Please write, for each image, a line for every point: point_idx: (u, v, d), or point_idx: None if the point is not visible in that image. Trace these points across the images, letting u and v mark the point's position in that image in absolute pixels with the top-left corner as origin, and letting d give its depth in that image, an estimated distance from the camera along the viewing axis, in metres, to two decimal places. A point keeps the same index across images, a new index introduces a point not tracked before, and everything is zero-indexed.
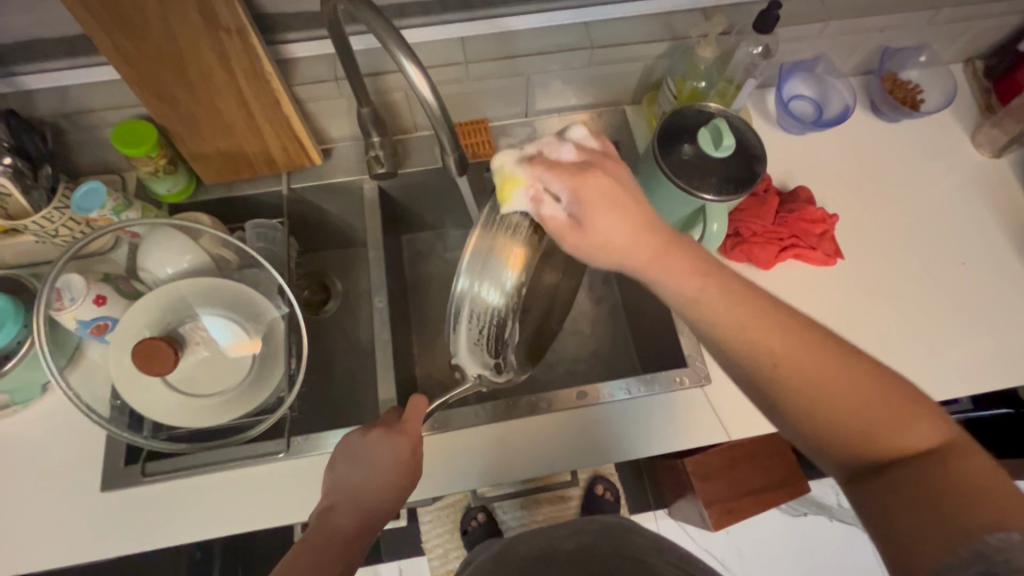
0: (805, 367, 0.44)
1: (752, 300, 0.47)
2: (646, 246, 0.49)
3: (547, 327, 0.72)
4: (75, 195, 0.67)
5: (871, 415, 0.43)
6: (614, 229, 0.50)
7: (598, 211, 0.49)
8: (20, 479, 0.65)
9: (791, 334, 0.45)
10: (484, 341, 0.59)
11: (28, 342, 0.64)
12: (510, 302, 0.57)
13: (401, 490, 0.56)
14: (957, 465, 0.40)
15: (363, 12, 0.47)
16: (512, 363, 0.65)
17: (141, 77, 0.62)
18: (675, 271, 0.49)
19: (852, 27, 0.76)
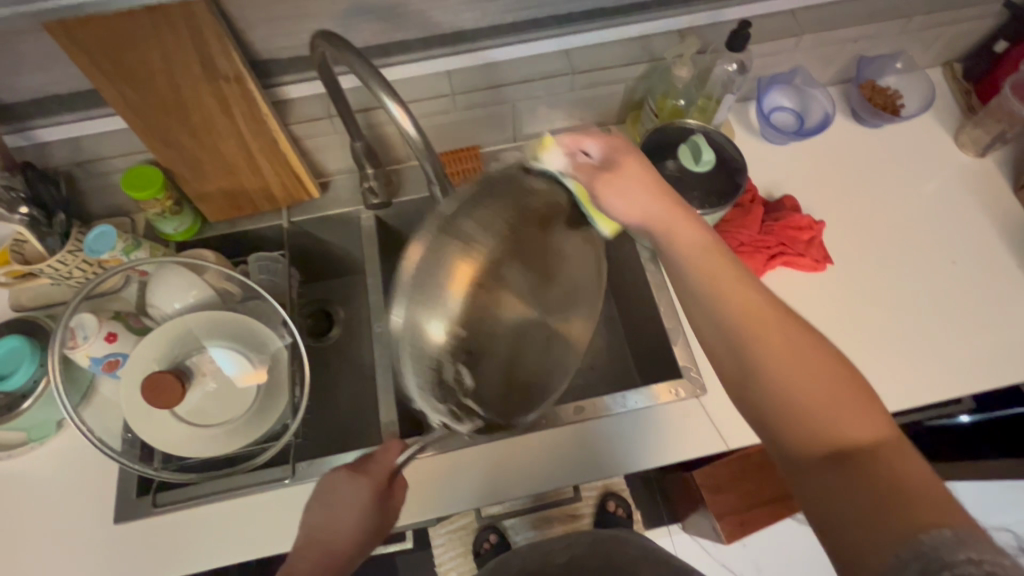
0: (783, 343, 0.48)
1: (735, 272, 0.53)
2: (659, 216, 0.56)
3: (546, 374, 0.56)
4: (88, 238, 0.70)
5: (832, 400, 0.45)
6: (630, 189, 0.55)
7: (623, 162, 0.56)
8: (37, 514, 0.67)
9: (765, 312, 0.50)
10: (433, 381, 0.50)
11: (43, 381, 0.67)
12: (446, 347, 0.49)
13: (371, 535, 0.56)
14: (904, 463, 0.42)
15: (346, 56, 0.50)
16: (478, 409, 0.53)
17: (146, 126, 0.66)
18: (678, 241, 0.55)
19: (826, 38, 0.79)
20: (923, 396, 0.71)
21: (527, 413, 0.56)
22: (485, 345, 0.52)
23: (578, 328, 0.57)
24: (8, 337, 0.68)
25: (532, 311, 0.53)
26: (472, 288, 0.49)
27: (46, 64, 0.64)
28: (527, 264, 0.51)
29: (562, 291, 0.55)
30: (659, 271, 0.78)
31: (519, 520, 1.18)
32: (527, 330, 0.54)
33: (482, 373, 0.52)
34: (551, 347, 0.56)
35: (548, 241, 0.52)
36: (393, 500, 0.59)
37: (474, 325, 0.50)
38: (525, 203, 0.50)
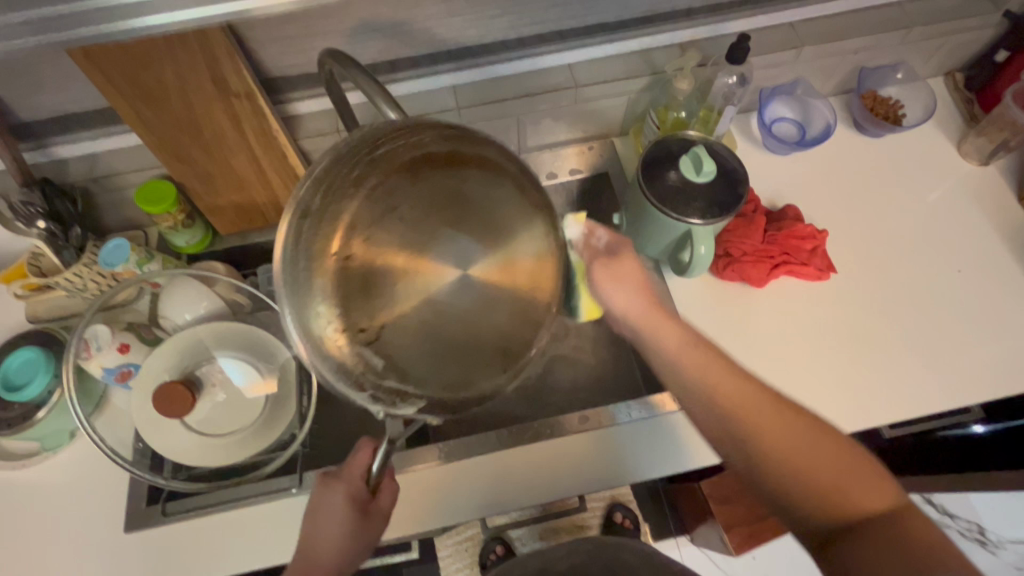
0: (793, 437, 0.49)
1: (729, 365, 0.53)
2: (643, 318, 0.56)
3: (492, 332, 0.46)
4: (102, 251, 0.72)
5: (848, 480, 0.47)
6: (625, 289, 0.57)
7: (624, 258, 0.58)
8: (49, 523, 0.68)
9: (766, 397, 0.51)
10: (341, 366, 0.43)
11: (58, 391, 0.68)
12: (341, 326, 0.43)
13: (357, 541, 0.56)
14: (915, 523, 0.45)
15: (353, 73, 0.51)
16: (410, 387, 0.45)
17: (160, 141, 0.68)
18: (658, 347, 0.55)
19: (827, 50, 0.80)
20: (930, 406, 0.71)
21: (484, 377, 0.46)
22: (384, 318, 0.44)
23: (522, 270, 0.46)
24: (23, 348, 0.70)
25: (430, 265, 0.44)
26: (350, 248, 0.43)
27: (65, 84, 0.67)
28: (406, 220, 0.44)
29: (473, 235, 0.45)
30: (663, 281, 0.78)
31: (526, 530, 1.18)
32: (438, 292, 0.45)
33: (396, 348, 0.44)
34: (492, 297, 0.46)
35: (424, 191, 0.44)
36: (378, 502, 0.59)
37: (364, 297, 0.43)
38: (377, 156, 0.44)
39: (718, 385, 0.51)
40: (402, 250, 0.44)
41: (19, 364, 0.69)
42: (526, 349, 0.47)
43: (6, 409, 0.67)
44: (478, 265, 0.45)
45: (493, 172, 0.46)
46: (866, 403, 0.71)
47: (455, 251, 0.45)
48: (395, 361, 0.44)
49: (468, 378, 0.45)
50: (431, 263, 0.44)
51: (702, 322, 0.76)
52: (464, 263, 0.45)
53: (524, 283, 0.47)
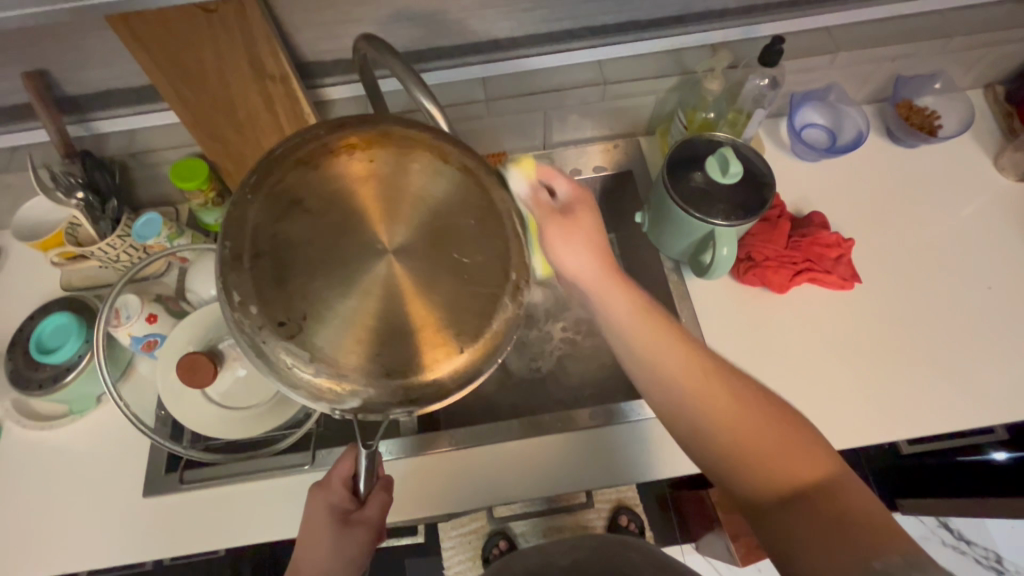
0: (729, 411, 0.50)
1: (660, 320, 0.54)
2: (593, 279, 0.55)
3: (444, 307, 0.44)
4: (136, 224, 0.75)
5: (778, 448, 0.48)
6: (575, 252, 0.56)
7: (579, 213, 0.57)
8: (73, 482, 0.71)
9: (698, 361, 0.52)
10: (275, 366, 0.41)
11: (87, 356, 0.69)
12: (268, 319, 0.41)
13: (350, 555, 0.54)
14: (846, 496, 0.45)
15: (387, 58, 0.52)
16: (348, 379, 0.41)
17: (198, 123, 0.70)
18: (609, 310, 0.55)
19: (864, 56, 0.78)
20: (949, 423, 0.69)
21: (443, 357, 0.43)
22: (312, 307, 0.42)
23: (467, 240, 0.46)
24: (58, 313, 0.72)
25: (355, 248, 0.44)
26: (271, 243, 0.42)
27: (109, 60, 0.69)
28: (322, 211, 0.44)
29: (400, 215, 0.45)
30: (682, 283, 0.78)
31: (529, 526, 1.16)
32: (368, 273, 0.43)
33: (330, 339, 0.42)
34: (438, 274, 0.44)
35: (335, 182, 0.44)
36: (366, 512, 0.56)
37: (280, 290, 0.42)
38: (274, 155, 0.44)
39: (664, 354, 0.52)
40: (323, 236, 0.43)
41: (52, 329, 0.72)
42: (480, 323, 0.44)
43: (38, 370, 0.70)
44: (414, 246, 0.44)
45: (405, 147, 0.46)
46: (883, 416, 0.70)
47: (384, 235, 0.44)
48: (328, 353, 0.41)
49: (421, 361, 0.42)
50: (357, 247, 0.44)
51: (719, 326, 0.76)
52: (395, 246, 0.44)
53: (465, 252, 0.45)
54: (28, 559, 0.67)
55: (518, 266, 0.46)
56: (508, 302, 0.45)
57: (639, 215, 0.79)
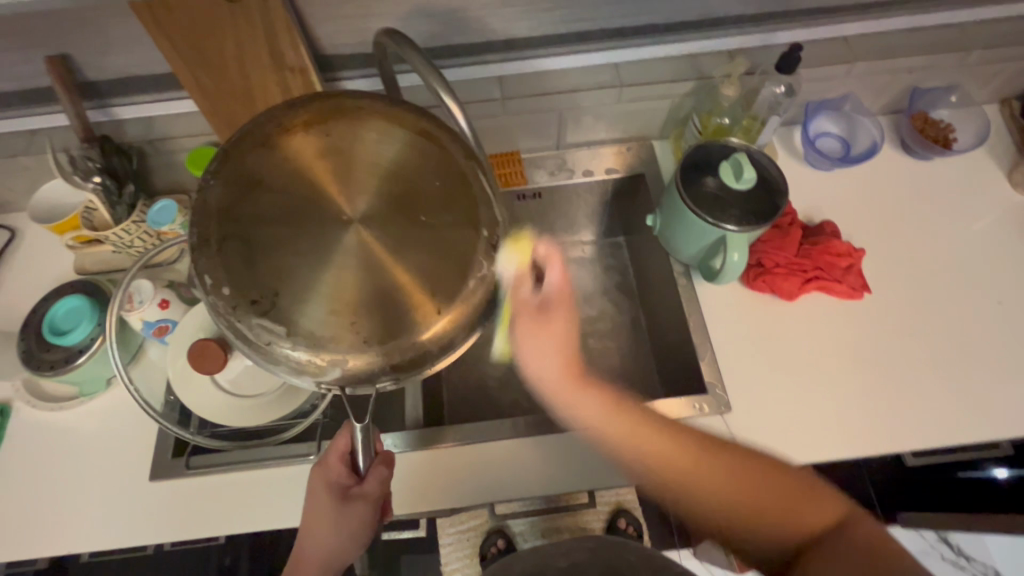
0: (733, 474, 0.54)
1: (637, 419, 0.56)
2: (556, 378, 0.57)
3: (414, 268, 0.45)
4: (153, 209, 0.76)
5: (789, 502, 0.53)
6: (545, 356, 0.57)
7: (554, 319, 0.56)
8: (80, 463, 0.72)
9: (680, 447, 0.55)
10: (251, 342, 0.43)
11: (99, 339, 0.70)
12: (241, 296, 0.43)
13: (355, 527, 0.54)
14: (860, 532, 0.51)
15: (410, 54, 0.52)
16: (323, 346, 0.43)
17: (215, 111, 0.71)
18: (571, 413, 0.58)
19: (880, 66, 0.79)
20: (955, 436, 0.69)
21: (419, 318, 0.44)
22: (283, 280, 0.44)
23: (431, 204, 0.47)
24: (72, 295, 0.73)
25: (321, 218, 0.46)
26: (239, 223, 0.45)
27: (131, 47, 0.70)
28: (285, 187, 0.46)
29: (363, 186, 0.47)
30: (691, 287, 0.78)
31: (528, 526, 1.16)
32: (336, 241, 0.45)
33: (303, 309, 0.43)
34: (407, 238, 0.46)
35: (294, 161, 0.47)
36: (365, 486, 0.55)
37: (251, 267, 0.44)
38: (235, 146, 0.47)
39: (642, 447, 0.55)
40: (290, 209, 0.46)
41: (65, 312, 0.73)
42: (446, 283, 0.45)
43: (49, 351, 0.71)
44: (379, 215, 0.46)
45: (361, 118, 0.49)
46: (888, 427, 0.70)
47: (348, 206, 0.46)
48: (303, 323, 0.43)
49: (395, 325, 0.44)
50: (323, 217, 0.46)
51: (727, 331, 0.76)
52: (359, 216, 0.46)
53: (426, 214, 0.47)
54: (34, 537, 0.68)
55: (486, 225, 0.47)
56: (480, 260, 0.46)
57: (650, 217, 0.79)
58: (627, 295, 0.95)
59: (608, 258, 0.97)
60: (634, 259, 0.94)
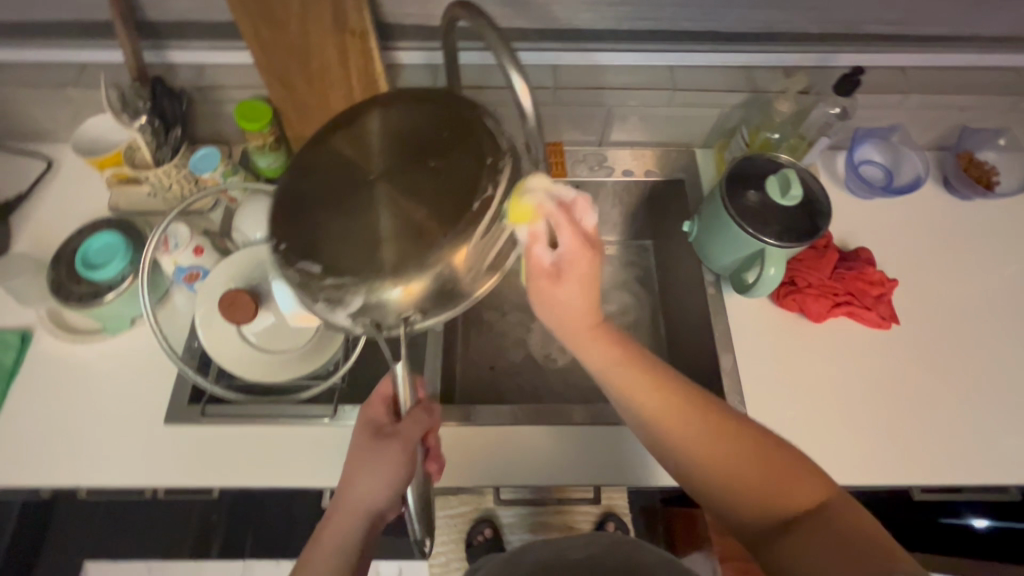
0: (737, 458, 0.48)
1: (645, 366, 0.52)
2: (571, 328, 0.52)
3: (428, 202, 0.44)
4: (194, 157, 0.76)
5: (773, 481, 0.46)
6: (571, 296, 0.50)
7: (572, 279, 0.48)
8: (96, 398, 0.72)
9: (674, 393, 0.51)
10: (297, 288, 0.46)
11: (129, 278, 0.70)
12: (289, 248, 0.46)
13: (385, 471, 0.51)
14: (852, 521, 0.44)
15: (484, 27, 0.51)
16: (353, 280, 0.43)
17: (270, 65, 0.71)
18: (591, 356, 0.53)
19: (932, 101, 0.79)
20: (971, 479, 0.69)
21: (432, 248, 0.43)
22: (322, 233, 0.45)
23: (445, 150, 0.46)
24: (106, 232, 0.73)
25: (353, 176, 0.46)
26: (293, 191, 0.48)
27: None
28: (330, 161, 0.48)
29: (388, 145, 0.47)
30: (719, 297, 0.78)
31: (517, 519, 1.09)
32: (365, 193, 0.45)
33: (339, 252, 0.44)
34: (423, 177, 0.45)
35: (336, 141, 0.49)
36: (399, 426, 0.52)
37: (300, 225, 0.46)
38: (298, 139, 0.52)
39: (656, 405, 0.50)
40: (329, 175, 0.47)
41: (98, 247, 0.72)
42: (460, 214, 0.43)
43: (79, 284, 0.71)
44: (400, 166, 0.46)
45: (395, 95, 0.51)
46: (903, 460, 0.69)
47: (375, 165, 0.46)
48: (337, 263, 0.44)
49: (411, 256, 0.43)
50: (355, 176, 0.46)
51: (750, 346, 0.76)
52: (384, 171, 0.46)
53: (444, 156, 0.46)
54: (43, 466, 0.68)
55: (491, 153, 0.45)
56: (484, 184, 0.44)
57: (686, 224, 0.80)
58: (649, 299, 0.94)
59: (634, 259, 0.97)
60: (660, 263, 0.94)
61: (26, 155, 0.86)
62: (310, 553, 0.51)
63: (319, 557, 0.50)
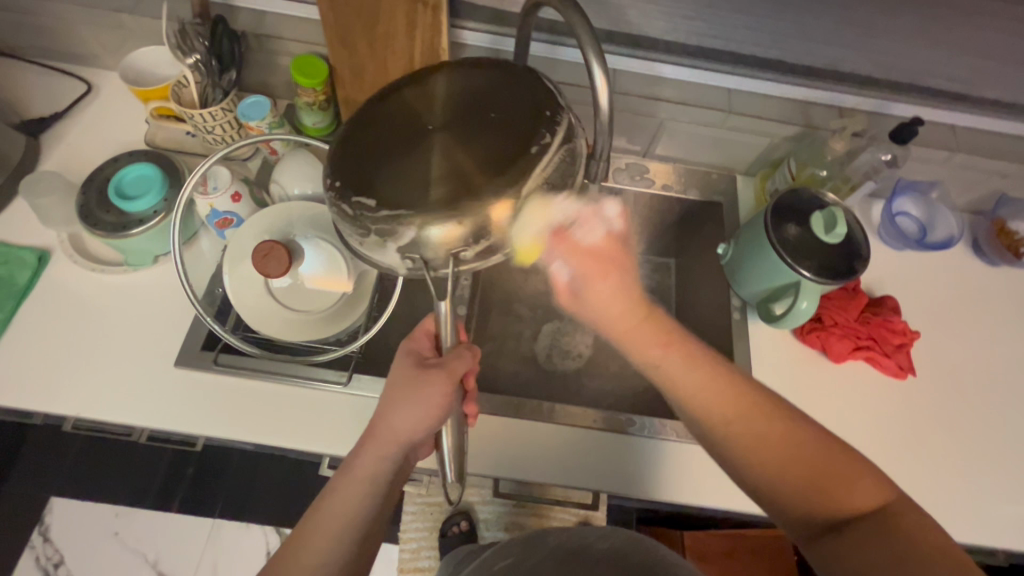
0: (792, 448, 0.48)
1: (705, 357, 0.54)
2: (616, 319, 0.56)
3: (486, 147, 0.42)
4: (244, 102, 0.74)
5: (825, 480, 0.47)
6: (607, 295, 0.56)
7: (594, 283, 0.56)
8: (108, 330, 0.70)
9: (734, 387, 0.52)
10: (347, 223, 0.44)
11: (162, 214, 0.69)
12: (342, 182, 0.44)
13: (426, 404, 0.50)
14: (911, 524, 0.43)
15: (568, 11, 0.50)
16: (411, 212, 0.40)
17: (336, 25, 0.69)
18: (638, 352, 0.55)
19: (977, 164, 0.80)
20: (970, 538, 0.69)
21: (488, 187, 0.40)
22: (376, 173, 0.43)
23: (502, 105, 0.44)
24: (143, 164, 0.72)
25: (409, 127, 0.44)
26: (349, 132, 0.46)
27: None
28: (387, 113, 0.46)
29: (446, 100, 0.45)
30: (743, 323, 0.79)
31: (494, 515, 1.08)
32: (423, 139, 0.43)
33: (396, 188, 0.41)
34: (481, 125, 0.43)
35: (392, 96, 0.47)
36: (442, 359, 0.51)
37: (358, 165, 0.44)
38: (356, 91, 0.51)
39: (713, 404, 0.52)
40: (387, 122, 0.45)
41: (133, 178, 0.71)
42: (518, 154, 0.41)
43: (108, 213, 0.69)
44: (459, 118, 0.44)
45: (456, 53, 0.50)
46: None
47: (432, 117, 0.44)
48: (395, 197, 0.41)
49: (468, 192, 0.40)
50: (411, 126, 0.44)
51: (768, 377, 0.76)
52: (443, 122, 0.44)
53: (505, 104, 0.44)
54: (43, 390, 0.66)
55: (549, 108, 0.44)
56: (540, 132, 0.42)
57: (722, 246, 0.80)
58: (666, 315, 0.95)
59: (655, 274, 0.98)
60: (683, 282, 0.94)
61: (64, 75, 0.84)
62: (334, 494, 0.50)
63: (359, 474, 0.50)
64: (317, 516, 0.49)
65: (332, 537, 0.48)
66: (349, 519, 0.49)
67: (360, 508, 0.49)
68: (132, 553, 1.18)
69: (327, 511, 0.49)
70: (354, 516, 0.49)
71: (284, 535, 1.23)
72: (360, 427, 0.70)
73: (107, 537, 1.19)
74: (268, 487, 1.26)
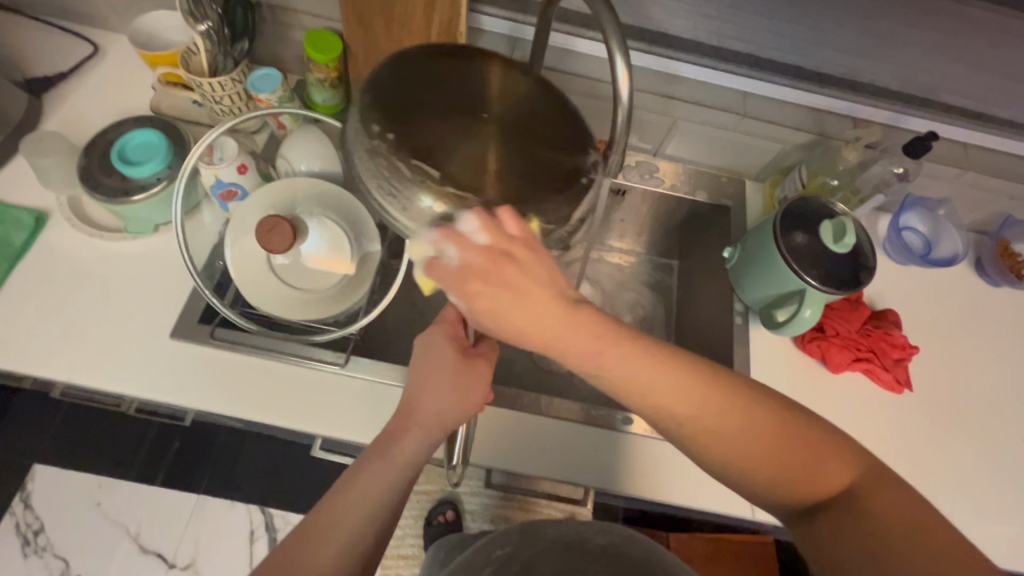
0: (768, 431, 0.45)
1: (650, 353, 0.43)
2: (529, 330, 0.41)
3: (545, 161, 0.43)
4: (254, 74, 0.73)
5: (805, 464, 0.45)
6: (511, 311, 0.40)
7: (481, 300, 0.40)
8: (103, 298, 0.69)
9: (693, 380, 0.44)
10: (391, 188, 0.41)
11: (165, 182, 0.68)
12: (394, 141, 0.41)
13: (472, 389, 0.54)
14: (889, 500, 0.44)
15: (595, 0, 0.48)
16: (470, 199, 0.40)
17: (353, 1, 0.68)
18: (568, 355, 0.42)
19: (985, 183, 0.81)
20: None
21: (543, 204, 0.42)
22: (439, 142, 0.41)
23: (556, 126, 0.46)
24: (147, 130, 0.70)
25: (470, 105, 0.43)
26: (403, 87, 0.43)
27: None
28: (445, 80, 0.45)
29: (507, 92, 0.45)
30: (745, 327, 0.79)
31: (480, 507, 1.10)
32: (485, 124, 0.43)
33: (459, 166, 0.41)
34: (536, 139, 0.44)
35: (448, 62, 0.45)
36: (479, 347, 0.56)
37: (416, 125, 0.41)
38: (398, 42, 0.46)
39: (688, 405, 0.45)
40: (448, 96, 0.43)
41: (137, 144, 0.70)
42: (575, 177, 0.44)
43: (110, 177, 0.68)
44: (518, 122, 0.44)
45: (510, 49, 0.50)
46: None
47: (495, 104, 0.44)
48: (459, 175, 0.40)
49: (530, 198, 0.42)
50: (473, 106, 0.43)
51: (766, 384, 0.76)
52: (504, 116, 0.44)
53: (562, 125, 0.46)
54: (36, 355, 0.65)
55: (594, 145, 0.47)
56: (587, 164, 0.45)
57: (728, 250, 0.80)
58: (666, 317, 0.94)
59: (657, 275, 0.97)
60: (685, 284, 0.94)
61: (68, 34, 0.82)
62: (366, 478, 0.48)
63: (394, 461, 0.50)
64: (340, 499, 0.47)
65: (356, 525, 0.46)
66: (380, 503, 0.48)
67: (397, 491, 0.49)
68: (113, 525, 1.17)
69: (353, 497, 0.47)
70: (382, 503, 0.48)
71: (267, 514, 1.22)
72: (355, 410, 0.69)
73: (89, 508, 1.18)
74: (254, 467, 1.25)
